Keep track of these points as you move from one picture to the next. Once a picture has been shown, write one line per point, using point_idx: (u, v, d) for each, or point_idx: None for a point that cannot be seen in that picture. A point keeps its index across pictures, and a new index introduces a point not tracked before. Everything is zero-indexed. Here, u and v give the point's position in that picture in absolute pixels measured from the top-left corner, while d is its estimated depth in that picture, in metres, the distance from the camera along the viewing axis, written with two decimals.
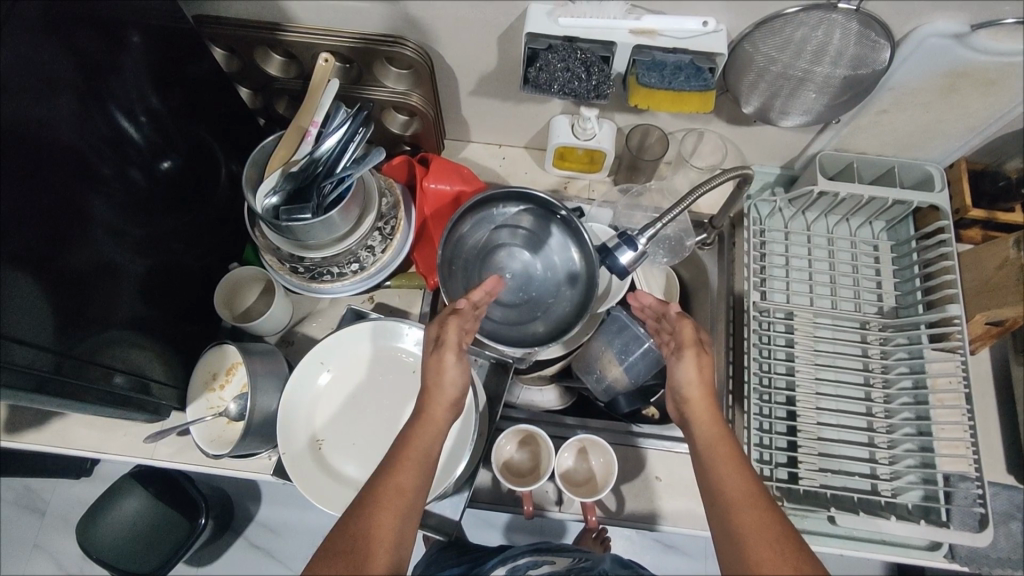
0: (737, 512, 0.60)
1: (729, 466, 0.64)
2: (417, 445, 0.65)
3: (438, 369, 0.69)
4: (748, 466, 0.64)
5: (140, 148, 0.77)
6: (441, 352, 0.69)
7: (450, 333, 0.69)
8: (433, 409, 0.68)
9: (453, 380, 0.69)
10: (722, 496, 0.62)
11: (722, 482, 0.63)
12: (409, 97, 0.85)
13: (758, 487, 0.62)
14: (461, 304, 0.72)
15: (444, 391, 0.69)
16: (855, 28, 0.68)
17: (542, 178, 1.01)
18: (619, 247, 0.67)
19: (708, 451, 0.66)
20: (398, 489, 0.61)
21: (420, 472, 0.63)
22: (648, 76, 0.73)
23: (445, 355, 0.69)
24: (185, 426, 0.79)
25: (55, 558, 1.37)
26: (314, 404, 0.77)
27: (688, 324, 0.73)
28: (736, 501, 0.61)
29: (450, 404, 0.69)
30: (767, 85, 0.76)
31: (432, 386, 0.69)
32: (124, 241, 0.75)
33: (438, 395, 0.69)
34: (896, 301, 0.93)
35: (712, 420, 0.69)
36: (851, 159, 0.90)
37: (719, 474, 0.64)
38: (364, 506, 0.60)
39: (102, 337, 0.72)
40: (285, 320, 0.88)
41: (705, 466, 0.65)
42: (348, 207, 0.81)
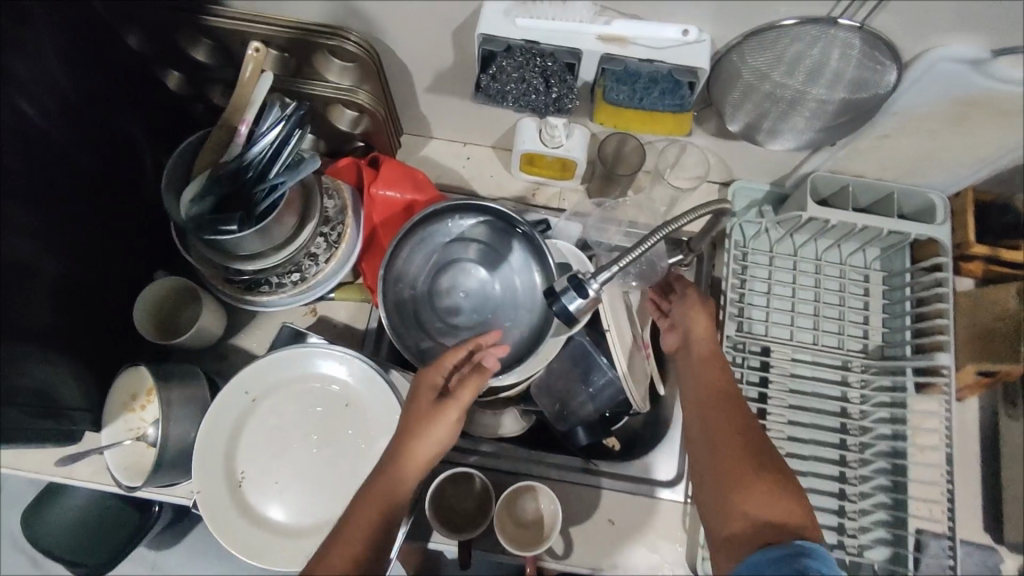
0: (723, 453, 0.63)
1: (715, 410, 0.67)
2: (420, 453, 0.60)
3: (430, 418, 0.61)
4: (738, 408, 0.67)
5: (50, 144, 0.68)
6: (446, 406, 0.61)
7: (466, 392, 0.62)
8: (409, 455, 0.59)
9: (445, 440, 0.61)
10: (707, 444, 0.64)
11: (711, 426, 0.66)
12: (357, 94, 0.75)
13: (745, 424, 0.65)
14: (488, 368, 0.64)
15: (427, 440, 0.60)
16: (858, 47, 0.58)
17: (509, 183, 0.92)
18: (566, 291, 0.59)
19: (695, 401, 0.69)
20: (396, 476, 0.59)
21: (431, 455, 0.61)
22: (615, 92, 0.66)
23: (450, 412, 0.61)
24: (101, 451, 0.74)
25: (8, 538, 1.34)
26: (236, 435, 0.71)
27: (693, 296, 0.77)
28: (724, 439, 0.64)
29: (426, 467, 0.60)
30: (753, 105, 0.67)
31: (412, 432, 0.60)
32: (34, 246, 0.68)
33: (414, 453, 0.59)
34: (883, 340, 0.86)
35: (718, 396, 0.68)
36: (846, 182, 0.81)
37: (707, 417, 0.66)
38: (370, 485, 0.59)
39: (4, 359, 0.64)
40: (215, 334, 0.81)
41: (693, 418, 0.68)
42: (281, 217, 0.73)
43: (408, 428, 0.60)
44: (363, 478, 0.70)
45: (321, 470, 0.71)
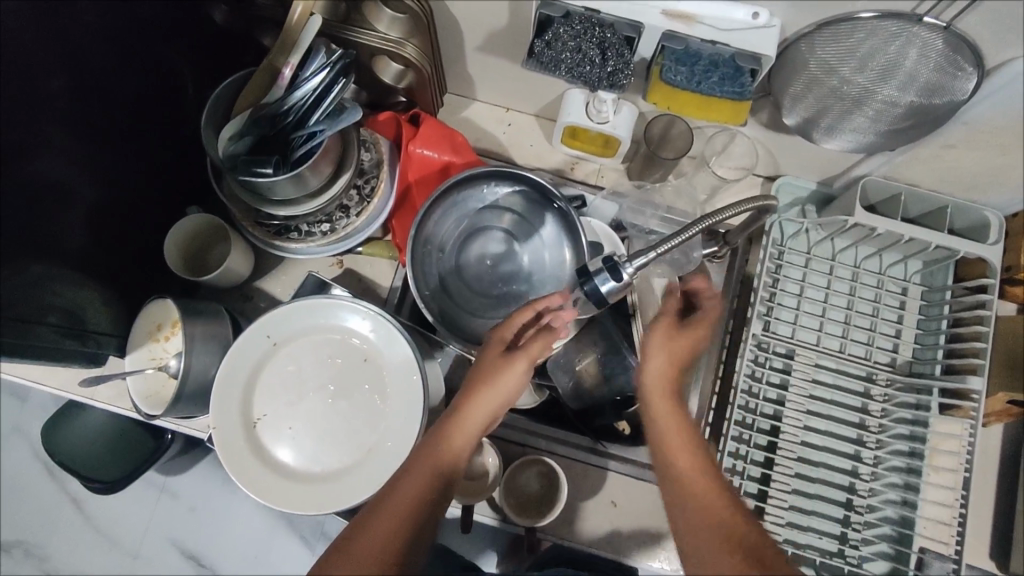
0: (721, 561, 0.49)
1: (682, 432, 0.58)
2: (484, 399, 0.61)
3: (502, 368, 0.62)
4: (713, 468, 0.56)
5: (96, 68, 0.68)
6: (515, 360, 0.62)
7: (535, 346, 0.63)
8: (467, 423, 0.61)
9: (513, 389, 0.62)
10: (691, 515, 0.52)
11: (700, 515, 0.52)
12: (404, 48, 0.73)
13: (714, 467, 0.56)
14: (557, 328, 0.63)
15: (491, 392, 0.61)
16: (938, 48, 0.55)
17: (549, 154, 0.90)
18: (599, 273, 0.58)
19: (665, 436, 0.59)
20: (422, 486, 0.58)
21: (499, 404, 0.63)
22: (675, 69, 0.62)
23: (519, 365, 0.62)
24: (124, 376, 0.76)
25: (32, 443, 1.40)
26: (254, 376, 0.72)
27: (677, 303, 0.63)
28: (717, 522, 0.51)
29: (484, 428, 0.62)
30: (814, 100, 0.64)
31: (479, 385, 0.62)
32: (73, 169, 0.69)
33: (470, 412, 0.61)
34: (913, 356, 0.84)
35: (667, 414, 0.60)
36: (900, 190, 0.78)
37: (685, 483, 0.54)
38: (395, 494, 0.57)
39: (34, 278, 0.65)
40: (242, 275, 0.81)
41: (678, 501, 0.54)
42: (318, 165, 0.72)
43: (475, 382, 0.62)
44: (375, 432, 0.71)
45: (335, 420, 0.72)
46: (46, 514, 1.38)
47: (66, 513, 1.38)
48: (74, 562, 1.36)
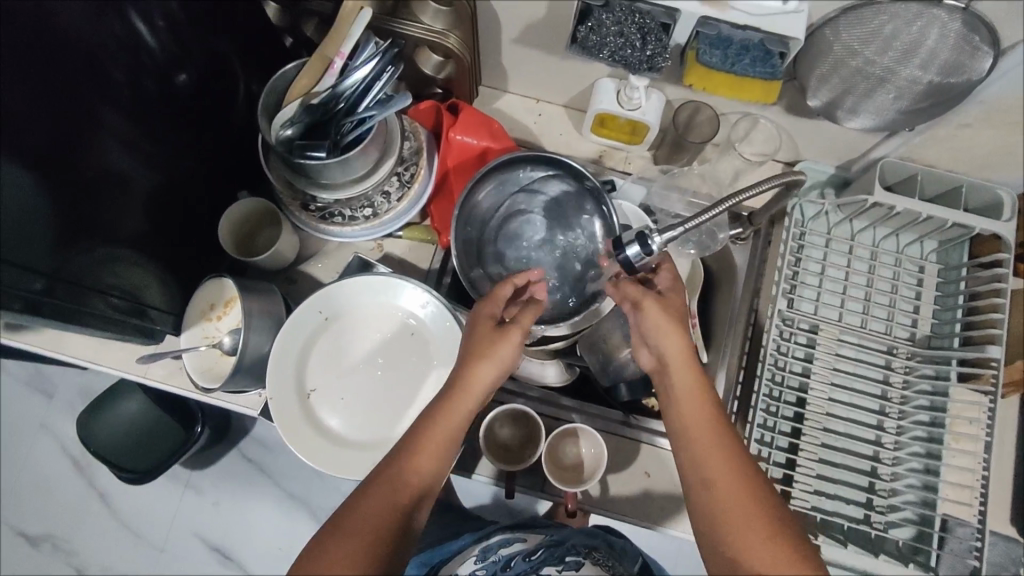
0: (727, 506, 0.53)
1: (694, 383, 0.59)
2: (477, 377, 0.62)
3: (496, 339, 0.63)
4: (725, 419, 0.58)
5: (154, 59, 0.73)
6: (508, 330, 0.63)
7: (525, 318, 0.64)
8: (458, 400, 0.61)
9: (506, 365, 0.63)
10: (703, 460, 0.55)
11: (710, 464, 0.55)
12: (446, 38, 0.77)
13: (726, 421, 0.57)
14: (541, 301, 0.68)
15: (488, 364, 0.62)
16: (958, 29, 0.59)
17: (579, 143, 0.94)
18: (630, 244, 0.63)
19: (679, 386, 0.60)
20: (423, 460, 0.58)
21: (495, 377, 0.62)
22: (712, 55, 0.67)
23: (513, 336, 0.63)
24: (179, 354, 0.79)
25: (59, 440, 1.41)
26: (306, 352, 0.75)
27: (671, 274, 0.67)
28: (723, 490, 0.54)
29: (480, 399, 0.62)
30: (839, 81, 0.68)
31: (473, 357, 0.62)
32: (135, 154, 0.73)
33: (469, 383, 0.61)
34: (931, 330, 0.87)
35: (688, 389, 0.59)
36: (916, 170, 0.82)
37: (696, 436, 0.57)
38: (392, 469, 0.58)
39: (97, 258, 0.69)
40: (289, 258, 0.85)
41: (687, 448, 0.57)
42: (366, 150, 0.76)
43: (469, 354, 0.62)
44: (423, 403, 0.75)
45: (384, 392, 0.75)
46: (74, 511, 1.37)
47: (94, 510, 1.38)
48: (103, 558, 1.35)
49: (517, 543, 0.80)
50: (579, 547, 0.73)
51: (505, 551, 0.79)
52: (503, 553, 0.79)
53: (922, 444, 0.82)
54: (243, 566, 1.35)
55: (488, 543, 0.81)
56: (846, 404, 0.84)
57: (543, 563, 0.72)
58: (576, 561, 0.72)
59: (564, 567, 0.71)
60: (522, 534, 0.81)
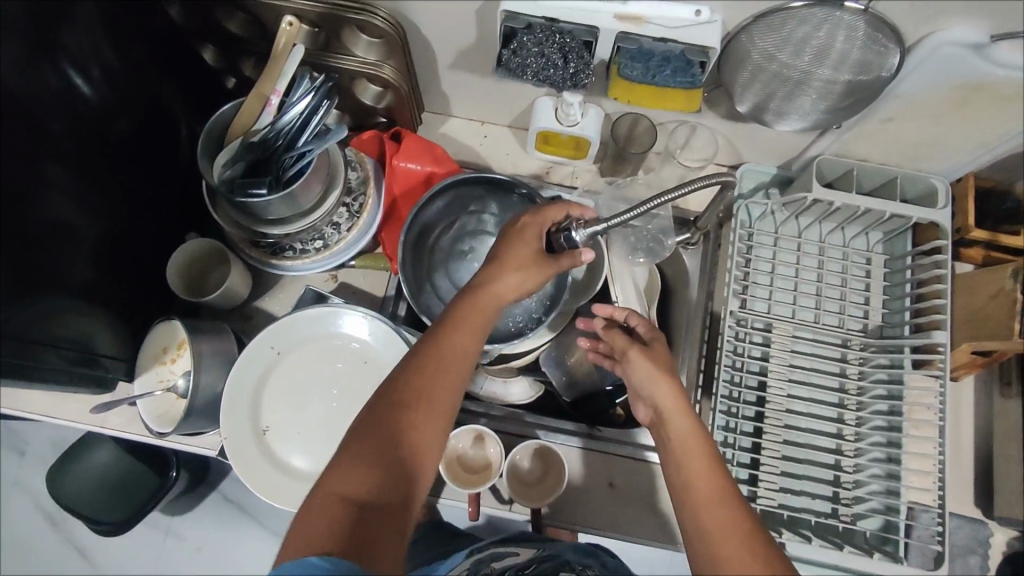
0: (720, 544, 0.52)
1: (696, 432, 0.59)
2: (495, 290, 0.62)
3: (534, 262, 0.63)
4: (723, 467, 0.57)
5: (91, 108, 0.73)
6: (550, 262, 0.63)
7: (567, 260, 0.63)
8: (478, 311, 0.61)
9: (519, 281, 0.62)
10: (700, 509, 0.54)
11: (708, 513, 0.53)
12: (381, 69, 0.79)
13: (723, 467, 0.57)
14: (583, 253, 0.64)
15: (518, 279, 0.62)
16: (863, 30, 0.61)
17: (525, 161, 0.95)
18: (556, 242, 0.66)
19: (675, 432, 0.59)
20: (443, 370, 0.58)
21: (515, 290, 0.62)
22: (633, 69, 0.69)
23: (553, 266, 0.63)
24: (133, 400, 0.78)
25: (32, 496, 1.38)
26: (258, 389, 0.75)
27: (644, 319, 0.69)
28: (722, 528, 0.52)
29: (494, 311, 0.62)
30: (761, 86, 0.70)
31: (507, 267, 0.62)
32: (78, 204, 0.73)
33: (497, 291, 0.62)
34: (883, 320, 0.89)
35: (689, 431, 0.59)
36: (851, 166, 0.84)
37: (692, 482, 0.55)
38: (408, 380, 0.56)
39: (46, 311, 0.69)
40: (242, 295, 0.85)
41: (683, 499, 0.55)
42: (309, 183, 0.76)
43: (504, 264, 0.63)
44: None
45: (341, 423, 0.75)
46: (51, 569, 1.34)
47: (72, 565, 1.35)
48: None
49: (510, 556, 0.74)
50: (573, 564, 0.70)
51: (498, 562, 0.73)
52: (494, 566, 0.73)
53: (882, 433, 0.82)
54: None
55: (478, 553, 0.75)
56: (804, 399, 0.85)
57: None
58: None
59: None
60: (512, 547, 0.76)
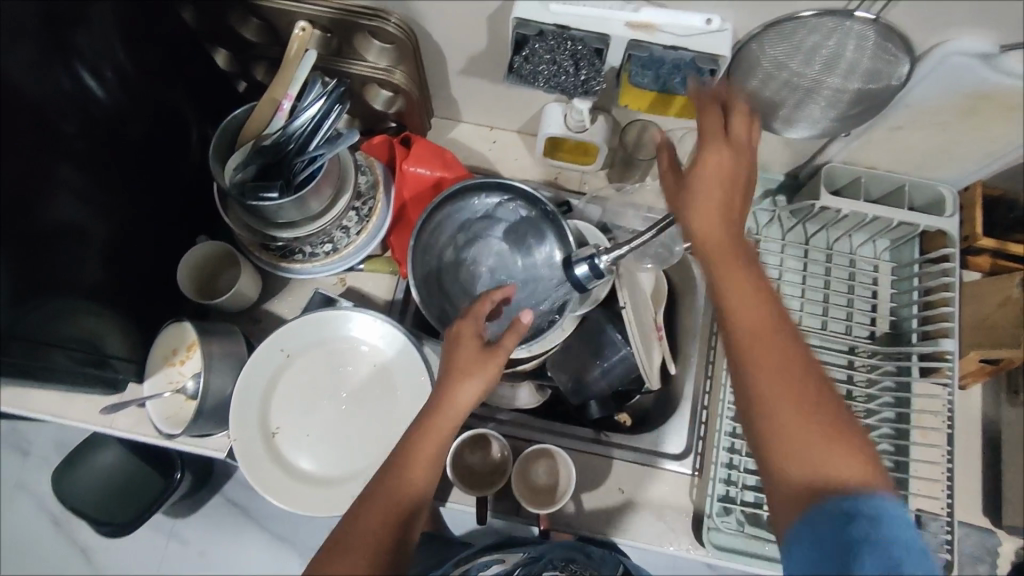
0: (776, 417, 0.49)
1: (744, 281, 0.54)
2: (448, 403, 0.63)
3: (481, 359, 0.65)
4: (782, 311, 0.54)
5: (102, 110, 0.74)
6: (493, 353, 0.65)
7: (510, 338, 0.66)
8: (439, 423, 0.62)
9: (471, 393, 0.64)
10: (766, 372, 0.50)
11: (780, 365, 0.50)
12: (392, 74, 0.79)
13: (779, 299, 0.54)
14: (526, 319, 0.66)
15: (471, 381, 0.64)
16: (873, 39, 0.62)
17: (534, 167, 0.96)
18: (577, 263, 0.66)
19: (727, 265, 0.55)
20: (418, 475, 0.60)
21: (470, 395, 0.64)
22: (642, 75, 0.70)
23: (498, 356, 0.65)
24: (143, 401, 0.79)
25: (36, 497, 1.38)
26: (267, 391, 0.75)
27: (744, 121, 0.60)
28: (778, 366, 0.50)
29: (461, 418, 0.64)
30: (771, 93, 0.71)
31: (457, 373, 0.64)
32: (89, 205, 0.73)
33: (453, 400, 0.63)
34: (890, 327, 0.89)
35: (738, 277, 0.55)
36: (859, 173, 0.85)
37: (749, 317, 0.53)
38: (385, 485, 0.59)
39: (56, 311, 0.69)
40: (251, 297, 0.85)
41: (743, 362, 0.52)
42: (319, 187, 0.77)
43: (453, 373, 0.65)
44: (390, 433, 0.75)
45: (349, 426, 0.75)
46: (55, 570, 1.34)
47: (76, 567, 1.35)
48: None
49: (496, 565, 0.80)
50: (556, 562, 0.75)
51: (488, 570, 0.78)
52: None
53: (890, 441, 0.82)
54: None
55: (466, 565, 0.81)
56: None
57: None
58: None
59: None
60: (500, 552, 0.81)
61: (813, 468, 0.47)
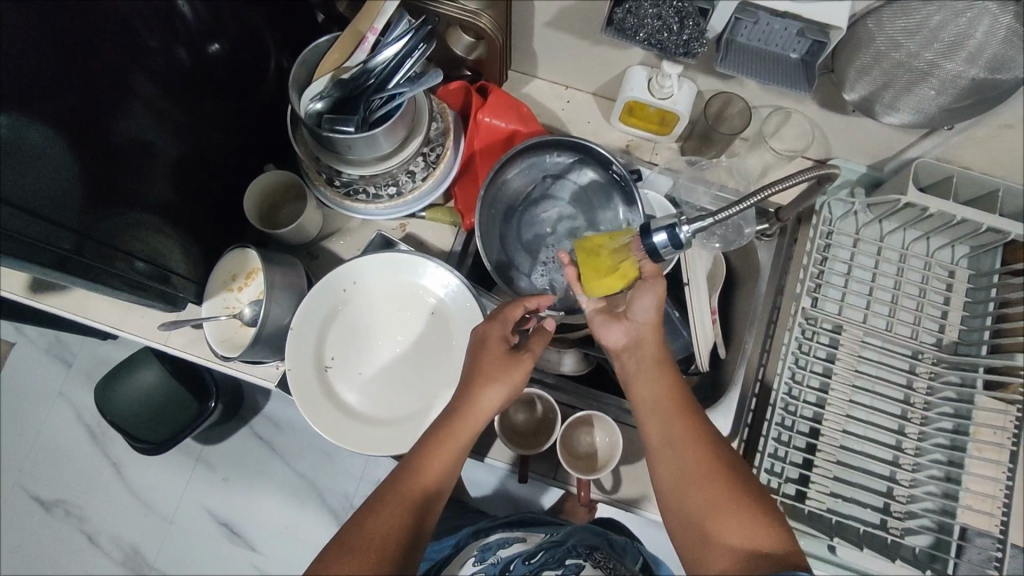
0: (700, 491, 0.56)
1: (669, 389, 0.62)
2: (473, 406, 0.62)
3: (509, 364, 0.64)
4: (695, 408, 0.62)
5: (185, 28, 0.73)
6: (521, 358, 0.64)
7: (536, 345, 0.66)
8: (463, 422, 0.62)
9: (493, 401, 0.62)
10: (684, 462, 0.58)
11: (689, 467, 0.58)
12: (479, 19, 0.75)
13: (689, 400, 0.62)
14: (549, 326, 0.68)
15: (496, 387, 0.63)
16: (1007, 23, 0.58)
17: (606, 132, 0.93)
18: (657, 230, 0.62)
19: (651, 379, 0.64)
20: (432, 474, 0.59)
21: (496, 398, 0.63)
22: (731, 65, 0.67)
23: (525, 363, 0.64)
24: (199, 322, 0.80)
25: (74, 407, 1.42)
26: (326, 326, 0.76)
27: (619, 324, 0.68)
28: (694, 464, 0.57)
29: (484, 423, 0.63)
30: (881, 73, 0.67)
31: (483, 379, 0.63)
32: (162, 122, 0.73)
33: (476, 407, 0.62)
34: (958, 336, 0.86)
35: (663, 389, 0.62)
36: (952, 172, 0.81)
37: (669, 421, 0.60)
38: (403, 473, 0.59)
39: (124, 222, 0.69)
40: (313, 233, 0.85)
41: (663, 442, 0.60)
42: (394, 128, 0.75)
43: (476, 377, 0.64)
44: (440, 381, 0.75)
45: (401, 370, 0.76)
46: (85, 478, 1.39)
47: (107, 479, 1.39)
48: (113, 526, 1.36)
49: (516, 545, 0.80)
50: (579, 549, 0.73)
51: (506, 551, 0.79)
52: (502, 555, 0.78)
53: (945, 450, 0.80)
54: (248, 543, 1.35)
55: (484, 544, 0.81)
56: (864, 407, 0.83)
57: (542, 567, 0.71)
58: (577, 564, 0.71)
59: (564, 569, 0.70)
60: (520, 534, 0.82)
61: (725, 526, 0.54)
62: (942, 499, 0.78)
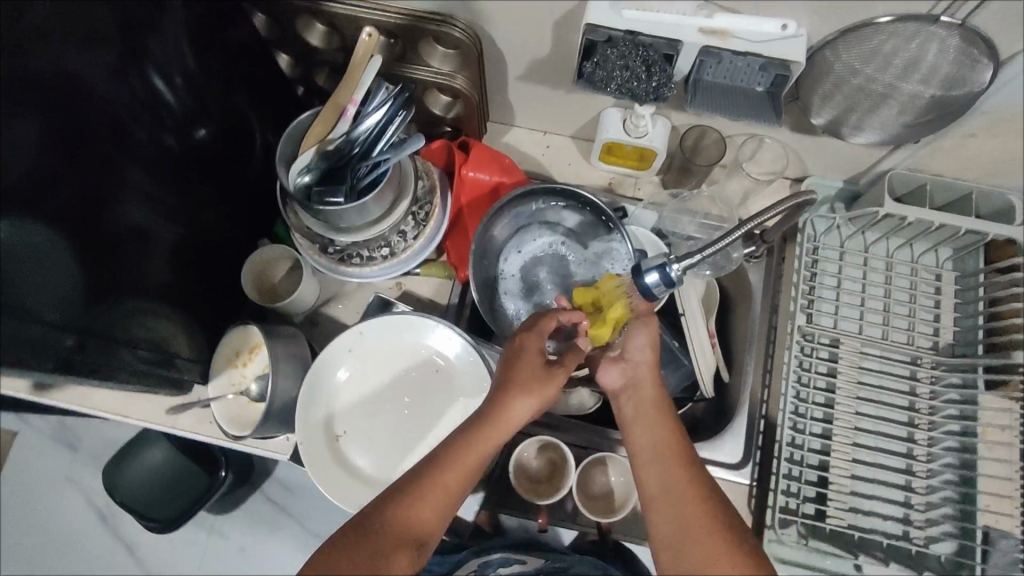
0: (699, 547, 0.56)
1: (671, 438, 0.63)
2: (505, 412, 0.62)
3: (541, 376, 0.64)
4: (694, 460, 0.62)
5: (170, 116, 0.75)
6: (555, 372, 0.64)
7: (570, 360, 0.66)
8: (490, 428, 0.61)
9: (521, 411, 0.62)
10: (685, 517, 0.58)
11: (688, 521, 0.57)
12: (454, 79, 0.80)
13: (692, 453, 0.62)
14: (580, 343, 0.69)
15: (526, 396, 0.62)
16: (956, 44, 0.61)
17: (588, 172, 0.95)
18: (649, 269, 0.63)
19: (655, 425, 0.64)
20: (450, 480, 0.58)
21: (527, 409, 0.63)
22: (701, 104, 0.70)
23: (557, 377, 0.64)
24: (207, 403, 0.81)
25: (84, 491, 1.40)
26: (334, 396, 0.77)
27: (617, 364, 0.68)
28: (695, 519, 0.57)
29: (508, 432, 0.62)
30: (843, 98, 0.70)
31: (514, 385, 0.63)
32: (154, 208, 0.74)
33: (504, 414, 0.62)
34: (954, 338, 0.87)
35: (664, 438, 0.63)
36: (924, 180, 0.83)
37: (671, 471, 0.60)
38: (421, 480, 0.58)
39: (125, 312, 0.70)
40: (311, 300, 0.86)
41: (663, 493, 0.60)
42: (382, 193, 0.77)
43: (508, 383, 0.63)
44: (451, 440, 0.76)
45: (411, 430, 0.76)
46: (99, 564, 1.36)
47: (122, 562, 1.36)
48: None
49: None
50: None
51: None
52: None
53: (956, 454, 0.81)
54: None
55: None
56: (871, 417, 0.84)
57: None
58: None
59: None
60: None
61: None
62: (959, 503, 0.78)
